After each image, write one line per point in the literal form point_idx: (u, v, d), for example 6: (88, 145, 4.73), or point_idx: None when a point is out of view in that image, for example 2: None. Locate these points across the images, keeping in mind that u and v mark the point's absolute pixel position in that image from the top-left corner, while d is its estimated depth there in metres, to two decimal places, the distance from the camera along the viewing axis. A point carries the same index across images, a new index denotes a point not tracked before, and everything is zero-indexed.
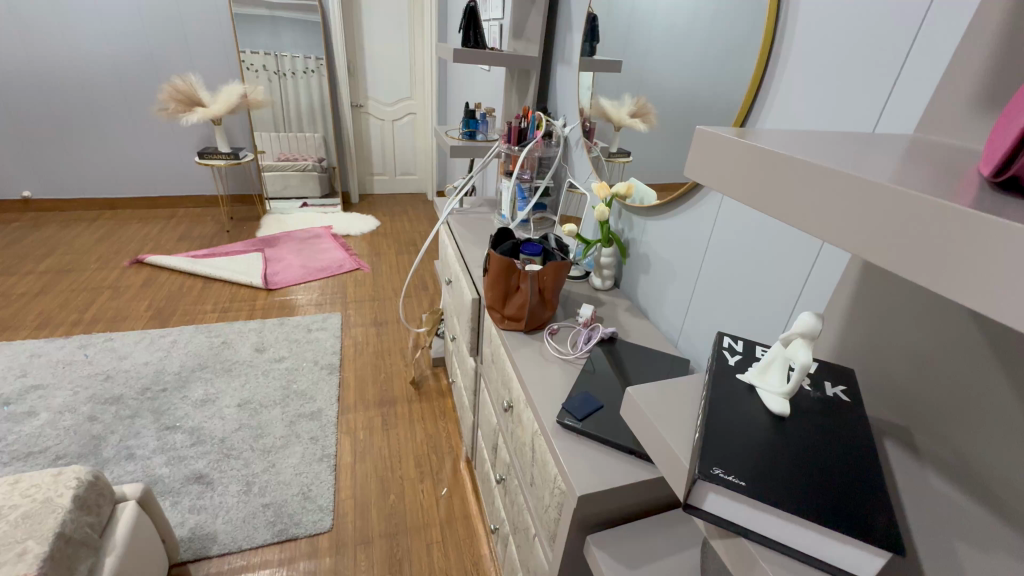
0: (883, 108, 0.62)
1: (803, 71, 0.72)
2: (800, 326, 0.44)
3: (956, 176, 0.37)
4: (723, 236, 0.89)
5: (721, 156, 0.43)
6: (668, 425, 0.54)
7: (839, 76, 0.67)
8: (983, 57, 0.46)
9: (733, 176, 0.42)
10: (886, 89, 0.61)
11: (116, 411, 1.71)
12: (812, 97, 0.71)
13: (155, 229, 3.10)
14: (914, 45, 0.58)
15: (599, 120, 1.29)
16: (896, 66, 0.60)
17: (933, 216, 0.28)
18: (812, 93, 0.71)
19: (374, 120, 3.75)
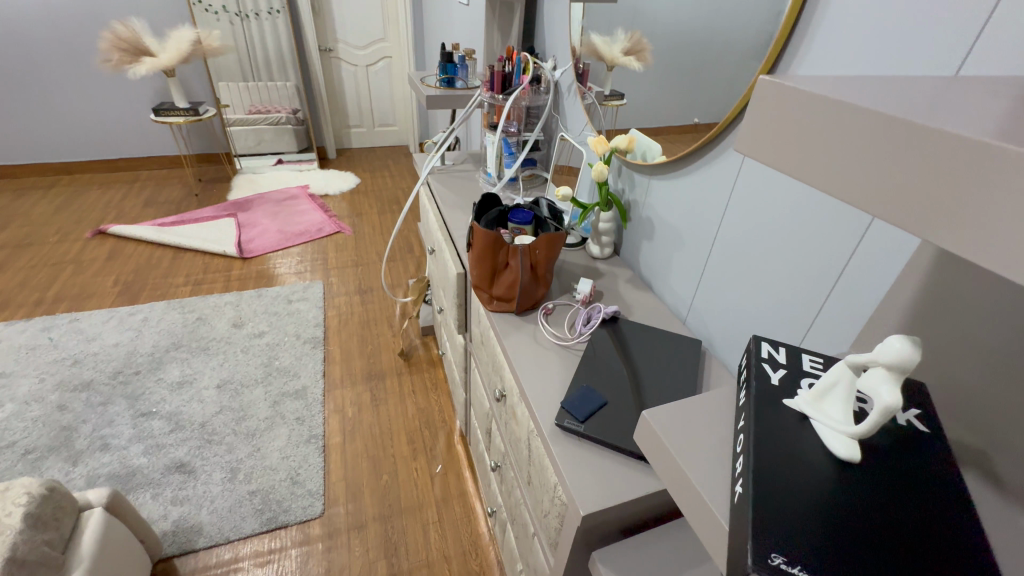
0: (974, 42, 0.47)
1: None
2: (884, 355, 0.33)
3: None
4: (743, 199, 0.76)
5: (775, 122, 0.29)
6: (696, 461, 0.43)
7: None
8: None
9: (793, 150, 0.28)
10: (981, 17, 0.46)
11: (87, 399, 1.62)
12: (871, 31, 0.55)
13: (117, 194, 2.88)
14: None
15: (591, 60, 1.11)
16: None
17: (994, 179, 0.20)
18: (871, 23, 0.55)
19: (346, 66, 3.44)
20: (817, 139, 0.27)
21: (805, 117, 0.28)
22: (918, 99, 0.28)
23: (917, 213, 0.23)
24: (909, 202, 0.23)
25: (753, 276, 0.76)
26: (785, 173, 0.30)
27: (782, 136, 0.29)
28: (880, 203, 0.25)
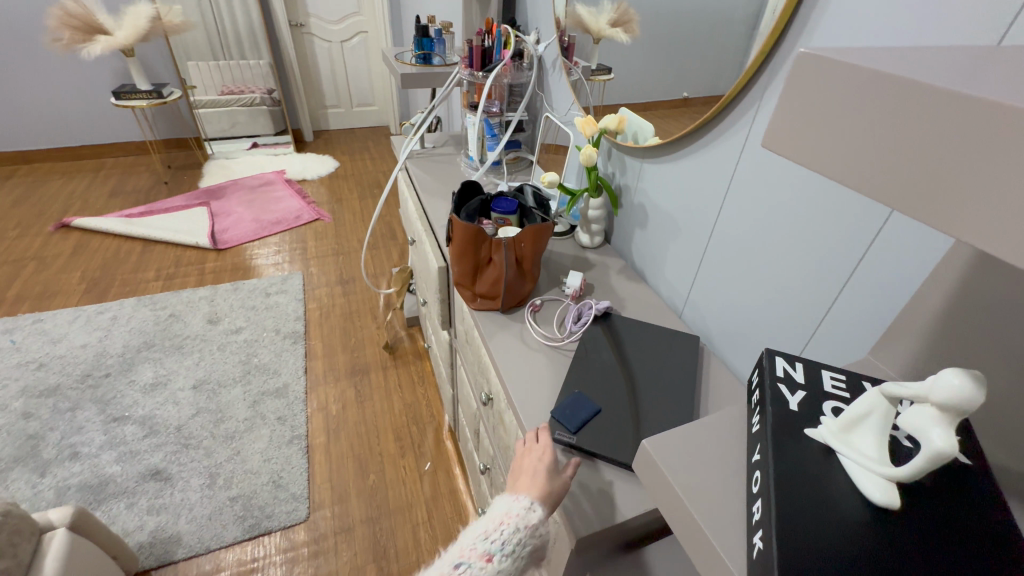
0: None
1: None
2: (938, 395, 0.27)
3: None
4: (745, 186, 0.70)
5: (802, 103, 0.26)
6: (709, 505, 0.37)
7: None
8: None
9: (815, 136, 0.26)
10: None
11: (54, 405, 1.53)
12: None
13: (81, 184, 2.73)
14: None
15: (576, 32, 1.03)
16: None
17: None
18: None
19: (319, 43, 3.27)
20: (814, 106, 0.26)
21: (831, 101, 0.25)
22: (916, 56, 0.27)
23: (916, 189, 0.23)
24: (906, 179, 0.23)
25: (756, 269, 0.71)
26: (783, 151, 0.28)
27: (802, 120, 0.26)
28: (878, 179, 0.24)
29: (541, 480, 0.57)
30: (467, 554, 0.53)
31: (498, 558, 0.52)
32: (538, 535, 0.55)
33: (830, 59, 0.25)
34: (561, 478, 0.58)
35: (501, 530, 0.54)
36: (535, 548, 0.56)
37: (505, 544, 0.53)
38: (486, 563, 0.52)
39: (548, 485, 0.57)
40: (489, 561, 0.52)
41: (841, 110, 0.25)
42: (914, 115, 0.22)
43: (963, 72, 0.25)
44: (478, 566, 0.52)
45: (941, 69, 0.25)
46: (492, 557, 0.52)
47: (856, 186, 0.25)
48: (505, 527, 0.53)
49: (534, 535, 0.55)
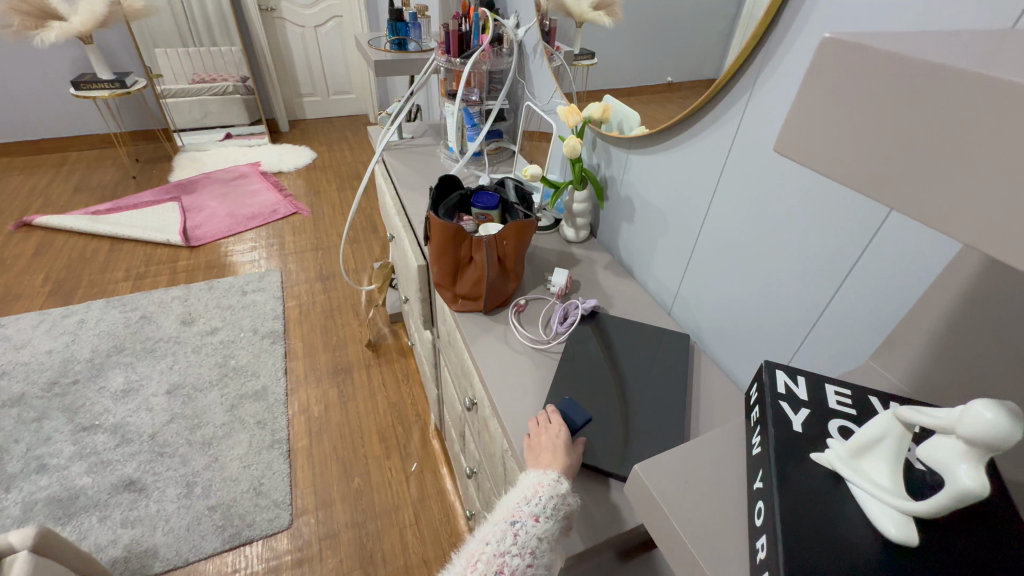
0: None
1: None
2: (966, 427, 0.24)
3: None
4: (736, 179, 0.67)
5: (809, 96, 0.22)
6: (707, 538, 0.34)
7: None
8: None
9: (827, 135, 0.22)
10: None
11: (18, 416, 1.46)
12: None
13: (43, 180, 2.60)
14: None
15: (557, 15, 0.97)
16: None
17: None
18: None
19: (292, 28, 3.14)
20: (807, 94, 0.22)
21: (842, 92, 0.21)
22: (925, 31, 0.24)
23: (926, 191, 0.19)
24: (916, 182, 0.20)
25: (748, 266, 0.68)
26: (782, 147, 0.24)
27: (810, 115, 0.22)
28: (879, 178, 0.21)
29: (560, 451, 0.57)
30: (518, 514, 0.53)
31: (545, 518, 0.52)
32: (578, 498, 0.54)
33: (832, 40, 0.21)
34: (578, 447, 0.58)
35: (541, 493, 0.53)
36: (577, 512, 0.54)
37: (548, 506, 0.52)
38: (535, 522, 0.51)
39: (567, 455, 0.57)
40: (538, 520, 0.52)
41: (836, 101, 0.21)
42: (921, 105, 0.19)
43: (980, 50, 0.21)
44: (529, 524, 0.51)
45: (957, 47, 0.22)
46: (540, 518, 0.52)
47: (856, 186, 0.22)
48: (542, 493, 0.53)
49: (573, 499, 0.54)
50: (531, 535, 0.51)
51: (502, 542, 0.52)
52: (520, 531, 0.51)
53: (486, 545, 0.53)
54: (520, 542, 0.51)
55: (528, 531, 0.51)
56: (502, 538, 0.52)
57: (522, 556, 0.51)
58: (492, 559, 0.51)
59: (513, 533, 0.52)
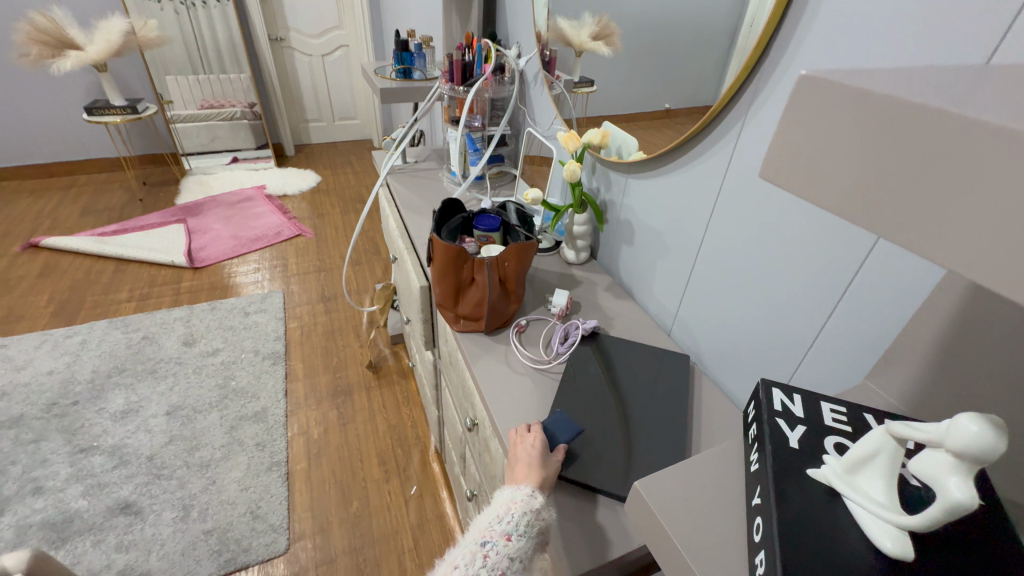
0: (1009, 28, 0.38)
1: None
2: (953, 441, 0.24)
3: None
4: (732, 202, 0.69)
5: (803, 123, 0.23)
6: (707, 559, 0.34)
7: None
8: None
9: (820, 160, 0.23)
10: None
11: (16, 437, 1.45)
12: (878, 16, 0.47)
13: (51, 203, 2.64)
14: None
15: (558, 45, 1.01)
16: None
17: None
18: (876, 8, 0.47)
19: (300, 57, 3.24)
20: (795, 125, 0.24)
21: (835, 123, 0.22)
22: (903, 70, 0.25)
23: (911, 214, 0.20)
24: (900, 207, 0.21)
25: (746, 288, 0.69)
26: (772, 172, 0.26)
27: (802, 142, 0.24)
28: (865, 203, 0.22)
29: (534, 469, 0.57)
30: (490, 534, 0.54)
31: (516, 537, 0.53)
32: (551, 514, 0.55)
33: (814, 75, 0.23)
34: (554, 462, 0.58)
35: (512, 513, 0.53)
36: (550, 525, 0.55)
37: (519, 525, 0.53)
38: (506, 542, 0.52)
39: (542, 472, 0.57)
40: (509, 540, 0.52)
41: (823, 132, 0.23)
42: (902, 137, 0.20)
43: (957, 87, 0.23)
44: (500, 544, 0.52)
45: (934, 85, 0.23)
46: (511, 537, 0.53)
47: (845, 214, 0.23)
48: (514, 511, 0.53)
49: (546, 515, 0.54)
50: (502, 555, 0.52)
51: (473, 565, 0.52)
52: (490, 552, 0.52)
53: (456, 567, 0.53)
54: (490, 563, 0.52)
55: (499, 551, 0.52)
56: (473, 561, 0.52)
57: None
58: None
59: (484, 555, 0.52)
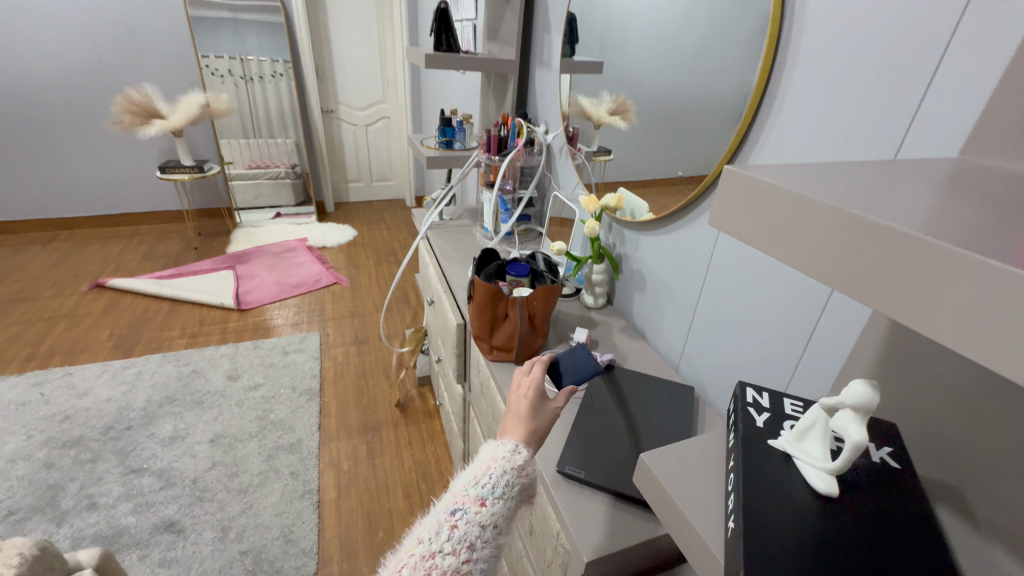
0: (903, 135, 0.55)
1: (807, 91, 0.65)
2: (850, 398, 0.37)
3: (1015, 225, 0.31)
4: (725, 255, 0.83)
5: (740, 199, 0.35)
6: (692, 502, 0.45)
7: (854, 98, 0.60)
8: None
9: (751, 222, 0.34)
10: (909, 114, 0.54)
11: (76, 456, 1.58)
12: (819, 122, 0.64)
13: (117, 248, 2.92)
14: (939, 70, 0.51)
15: (579, 121, 1.22)
16: (921, 91, 0.53)
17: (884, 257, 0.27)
18: (819, 115, 0.64)
19: (346, 126, 3.62)
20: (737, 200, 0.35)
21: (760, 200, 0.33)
22: (798, 166, 0.40)
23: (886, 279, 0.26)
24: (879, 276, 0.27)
25: (740, 327, 0.81)
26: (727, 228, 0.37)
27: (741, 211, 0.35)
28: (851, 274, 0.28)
29: (526, 421, 0.58)
30: (462, 500, 0.51)
31: (491, 501, 0.51)
32: (529, 474, 0.55)
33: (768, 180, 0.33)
34: (547, 412, 0.60)
35: (491, 473, 0.52)
36: (527, 487, 0.55)
37: (496, 487, 0.52)
38: (480, 507, 0.50)
39: (534, 423, 0.58)
40: (483, 505, 0.50)
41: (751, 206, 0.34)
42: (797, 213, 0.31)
43: (833, 185, 0.35)
44: (473, 511, 0.50)
45: (821, 183, 0.35)
46: (485, 501, 0.51)
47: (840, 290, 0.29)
48: (494, 470, 0.52)
49: (524, 475, 0.54)
50: (473, 524, 0.49)
51: (437, 538, 0.48)
52: (459, 522, 0.49)
53: (417, 543, 0.48)
54: (458, 532, 0.48)
55: (470, 519, 0.49)
56: (437, 533, 0.48)
57: (457, 552, 0.47)
58: (421, 561, 0.46)
59: (452, 526, 0.49)
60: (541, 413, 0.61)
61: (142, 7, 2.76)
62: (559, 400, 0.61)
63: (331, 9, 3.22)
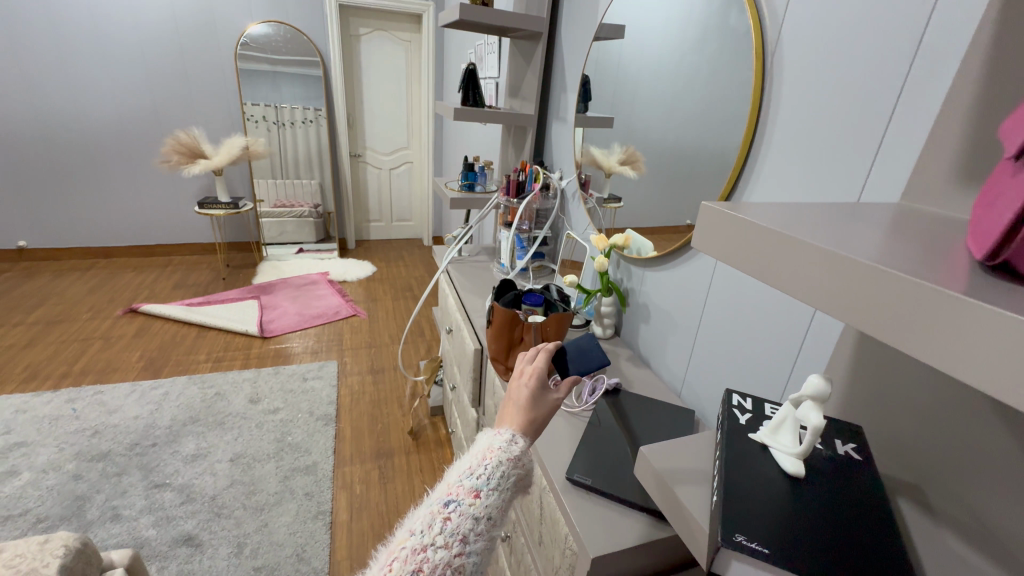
0: (863, 184, 0.65)
1: (786, 147, 0.77)
2: (809, 389, 0.47)
3: (923, 247, 0.41)
4: (721, 288, 0.92)
5: (721, 231, 0.44)
6: (683, 483, 0.53)
7: (823, 153, 0.71)
8: (963, 117, 0.48)
9: (730, 248, 0.43)
10: (866, 167, 0.65)
11: (103, 469, 1.65)
12: (797, 173, 0.75)
13: (150, 277, 3.09)
14: (887, 131, 0.62)
15: (591, 169, 1.35)
16: (874, 148, 0.64)
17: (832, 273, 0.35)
18: (795, 167, 0.75)
19: (371, 169, 3.86)
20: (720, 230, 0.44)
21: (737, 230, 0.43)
22: (766, 206, 0.50)
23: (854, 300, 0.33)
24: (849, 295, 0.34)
25: (736, 354, 0.89)
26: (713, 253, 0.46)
27: (723, 240, 0.44)
28: (827, 295, 0.35)
29: (526, 410, 0.61)
30: (456, 492, 0.53)
31: (485, 493, 0.54)
32: (523, 465, 0.58)
33: (750, 220, 0.41)
34: (547, 401, 0.63)
35: (485, 465, 0.55)
36: (522, 477, 0.58)
37: (490, 479, 0.54)
38: (474, 500, 0.53)
39: (533, 413, 0.62)
40: (477, 497, 0.53)
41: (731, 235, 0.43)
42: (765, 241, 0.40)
43: (793, 220, 0.45)
44: (466, 503, 0.52)
45: (782, 218, 0.45)
46: (478, 493, 0.53)
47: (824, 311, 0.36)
48: (489, 461, 0.55)
49: (518, 466, 0.57)
50: (466, 516, 0.52)
51: (430, 531, 0.51)
52: (452, 514, 0.52)
53: (410, 535, 0.51)
54: (451, 524, 0.51)
55: (463, 511, 0.52)
56: (430, 526, 0.51)
57: (449, 545, 0.50)
58: (413, 554, 0.49)
59: (445, 518, 0.51)
60: (541, 402, 0.64)
61: (197, 61, 3.06)
62: (559, 391, 0.66)
63: (364, 65, 3.52)
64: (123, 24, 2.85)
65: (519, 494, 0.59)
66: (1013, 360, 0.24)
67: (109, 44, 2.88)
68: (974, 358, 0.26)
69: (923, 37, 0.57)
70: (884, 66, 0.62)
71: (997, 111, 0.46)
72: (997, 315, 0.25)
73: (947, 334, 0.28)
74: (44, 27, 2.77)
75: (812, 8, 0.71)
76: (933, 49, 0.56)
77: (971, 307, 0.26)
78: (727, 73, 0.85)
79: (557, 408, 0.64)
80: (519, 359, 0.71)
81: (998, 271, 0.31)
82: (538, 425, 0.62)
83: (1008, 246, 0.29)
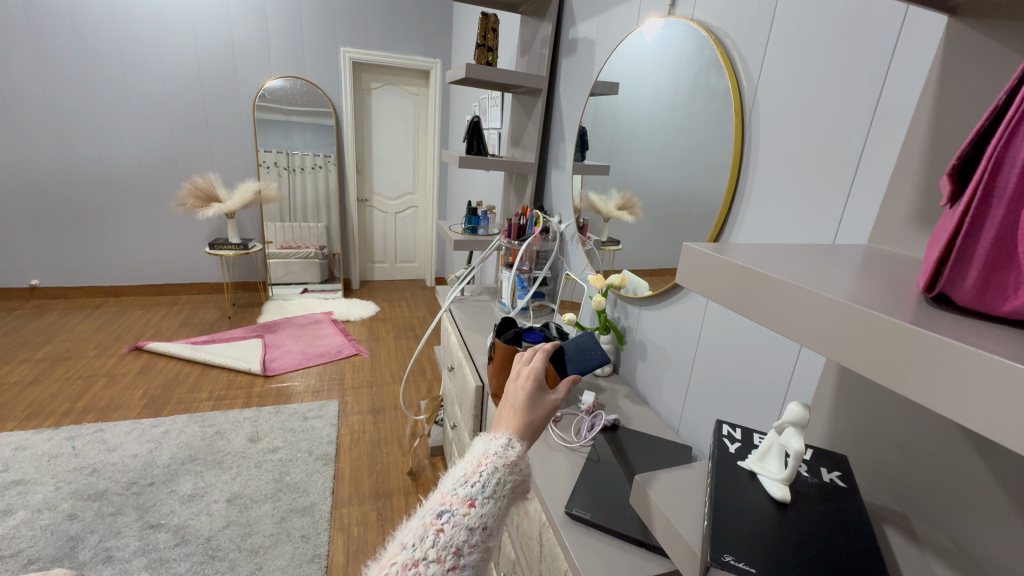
0: (837, 227, 0.71)
1: (767, 196, 0.83)
2: (792, 414, 0.50)
3: (883, 281, 0.45)
4: (713, 327, 0.96)
5: (703, 267, 0.48)
6: (676, 509, 0.56)
7: (799, 200, 0.77)
8: (916, 168, 0.54)
9: (716, 283, 0.47)
10: (838, 212, 0.71)
11: (98, 509, 1.64)
12: (778, 217, 0.81)
13: (158, 315, 3.15)
14: (855, 180, 0.68)
15: (590, 214, 1.42)
16: (844, 195, 0.70)
17: (820, 307, 0.37)
18: (773, 213, 0.82)
19: (378, 213, 3.99)
20: (707, 271, 0.48)
21: (719, 267, 0.46)
22: (744, 247, 0.55)
23: (831, 331, 0.36)
24: (822, 326, 0.37)
25: (730, 389, 0.92)
26: (700, 290, 0.49)
27: (709, 277, 0.47)
28: (809, 330, 0.38)
29: (523, 412, 0.66)
30: (450, 502, 0.55)
31: (479, 501, 0.56)
32: (518, 471, 0.60)
33: (728, 258, 0.45)
34: (545, 405, 0.68)
35: (480, 472, 0.57)
36: (517, 483, 0.60)
37: (485, 487, 0.56)
38: (468, 509, 0.55)
39: (530, 415, 0.66)
40: (471, 507, 0.55)
41: (716, 275, 0.47)
42: (747, 283, 0.43)
43: (767, 260, 0.49)
44: (461, 512, 0.54)
45: (757, 258, 0.49)
46: (473, 503, 0.55)
47: (809, 345, 0.39)
48: (484, 468, 0.58)
49: (513, 471, 0.59)
50: (460, 526, 0.53)
51: (422, 545, 0.52)
52: (445, 526, 0.53)
53: (401, 550, 0.52)
54: (443, 538, 0.52)
55: (457, 521, 0.54)
56: (423, 539, 0.52)
57: (442, 559, 0.51)
58: (403, 569, 0.50)
59: (437, 531, 0.53)
60: (538, 406, 0.68)
61: (217, 110, 3.26)
62: (554, 397, 0.70)
63: (374, 115, 3.71)
64: (151, 78, 3.06)
65: (514, 501, 0.61)
66: (995, 394, 0.26)
67: (137, 96, 3.07)
68: (949, 388, 0.29)
69: (879, 100, 0.64)
70: (847, 124, 0.69)
71: (942, 163, 0.51)
72: (981, 351, 0.27)
73: (921, 366, 0.30)
74: (78, 80, 2.97)
75: (782, 72, 0.79)
76: (890, 108, 0.63)
77: (953, 344, 0.29)
78: (711, 127, 0.93)
79: (553, 410, 0.69)
80: (517, 361, 0.76)
81: (937, 302, 0.35)
82: (536, 428, 0.67)
83: (943, 278, 0.34)
